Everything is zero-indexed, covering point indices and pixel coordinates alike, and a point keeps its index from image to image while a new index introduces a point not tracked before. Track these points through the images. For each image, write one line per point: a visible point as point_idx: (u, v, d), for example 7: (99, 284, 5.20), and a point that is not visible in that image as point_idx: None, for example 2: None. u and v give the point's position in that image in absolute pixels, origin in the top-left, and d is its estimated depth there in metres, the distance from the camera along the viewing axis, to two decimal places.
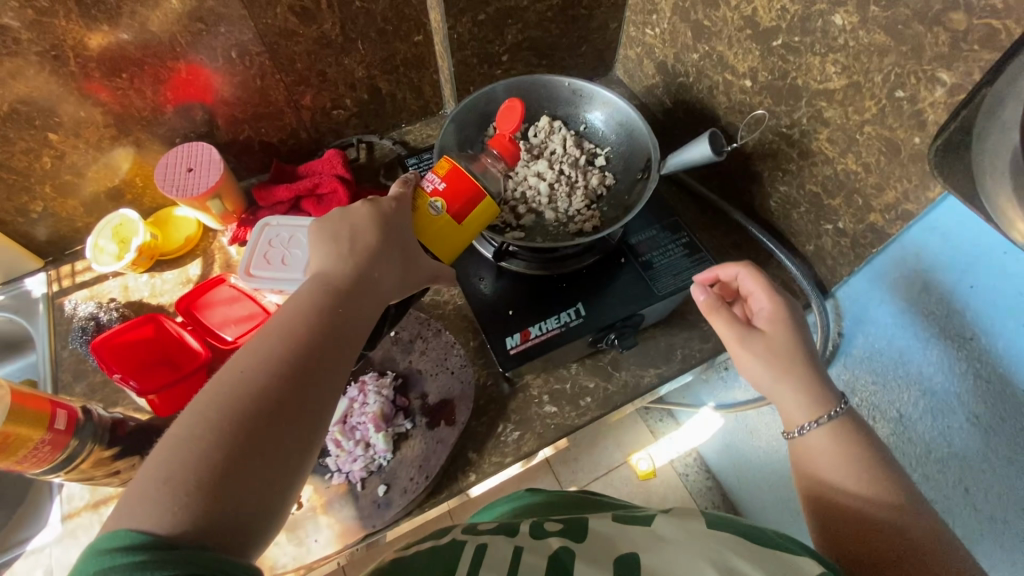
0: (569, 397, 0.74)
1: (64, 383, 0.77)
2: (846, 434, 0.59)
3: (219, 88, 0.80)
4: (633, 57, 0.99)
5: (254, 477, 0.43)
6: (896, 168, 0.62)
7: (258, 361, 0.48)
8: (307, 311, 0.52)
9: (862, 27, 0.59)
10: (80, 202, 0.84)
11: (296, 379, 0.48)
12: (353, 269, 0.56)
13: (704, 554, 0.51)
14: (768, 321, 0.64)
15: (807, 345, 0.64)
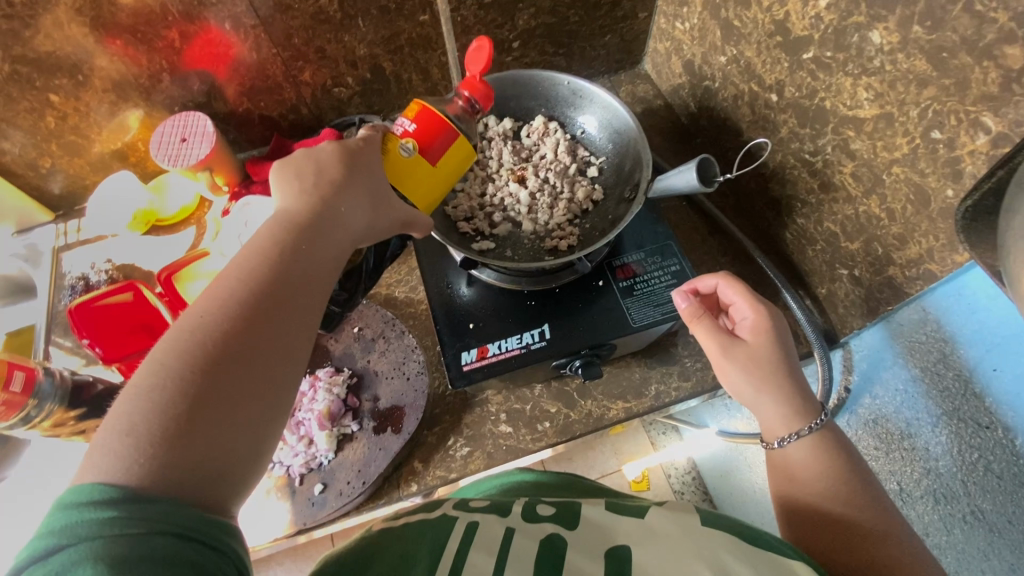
0: (527, 419, 0.70)
1: (55, 336, 0.81)
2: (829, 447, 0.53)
3: (217, 59, 0.79)
4: (662, 51, 0.89)
5: (226, 430, 0.38)
6: (920, 219, 0.53)
7: (223, 300, 0.42)
8: (268, 247, 0.46)
9: (903, 48, 0.49)
10: (86, 161, 0.86)
11: (267, 322, 0.43)
12: (317, 203, 0.50)
13: (699, 553, 0.44)
14: (754, 331, 0.56)
15: (791, 355, 0.56)
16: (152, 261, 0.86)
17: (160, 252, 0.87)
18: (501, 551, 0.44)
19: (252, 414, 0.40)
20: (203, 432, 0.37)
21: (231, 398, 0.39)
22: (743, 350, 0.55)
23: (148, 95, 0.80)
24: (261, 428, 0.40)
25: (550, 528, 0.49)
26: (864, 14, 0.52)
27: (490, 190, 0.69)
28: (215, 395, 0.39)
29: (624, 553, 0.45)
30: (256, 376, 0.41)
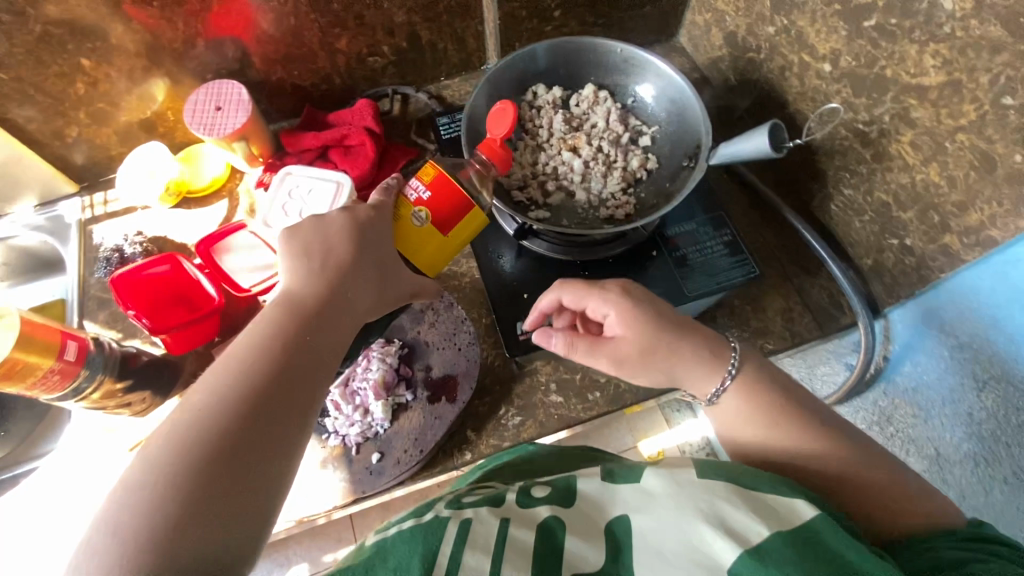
0: (577, 388, 0.70)
1: (89, 309, 0.79)
2: (766, 398, 0.53)
3: (252, 24, 0.76)
4: (701, 23, 0.89)
5: (222, 517, 0.39)
6: (985, 186, 0.54)
7: (231, 384, 0.44)
8: (262, 338, 0.47)
9: (979, 12, 0.49)
10: (113, 131, 0.83)
11: (269, 403, 0.44)
12: (324, 286, 0.52)
13: (696, 507, 0.44)
14: (622, 323, 0.55)
15: (667, 316, 0.55)
16: (186, 234, 0.84)
17: (193, 225, 0.85)
18: (496, 546, 0.43)
19: (246, 497, 0.41)
20: (201, 521, 0.39)
21: (228, 481, 0.40)
22: (622, 353, 0.54)
23: (180, 61, 0.78)
24: (257, 507, 0.42)
25: (548, 510, 0.49)
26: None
27: (542, 159, 0.69)
28: (217, 478, 0.40)
29: (624, 524, 0.46)
30: (252, 459, 0.42)
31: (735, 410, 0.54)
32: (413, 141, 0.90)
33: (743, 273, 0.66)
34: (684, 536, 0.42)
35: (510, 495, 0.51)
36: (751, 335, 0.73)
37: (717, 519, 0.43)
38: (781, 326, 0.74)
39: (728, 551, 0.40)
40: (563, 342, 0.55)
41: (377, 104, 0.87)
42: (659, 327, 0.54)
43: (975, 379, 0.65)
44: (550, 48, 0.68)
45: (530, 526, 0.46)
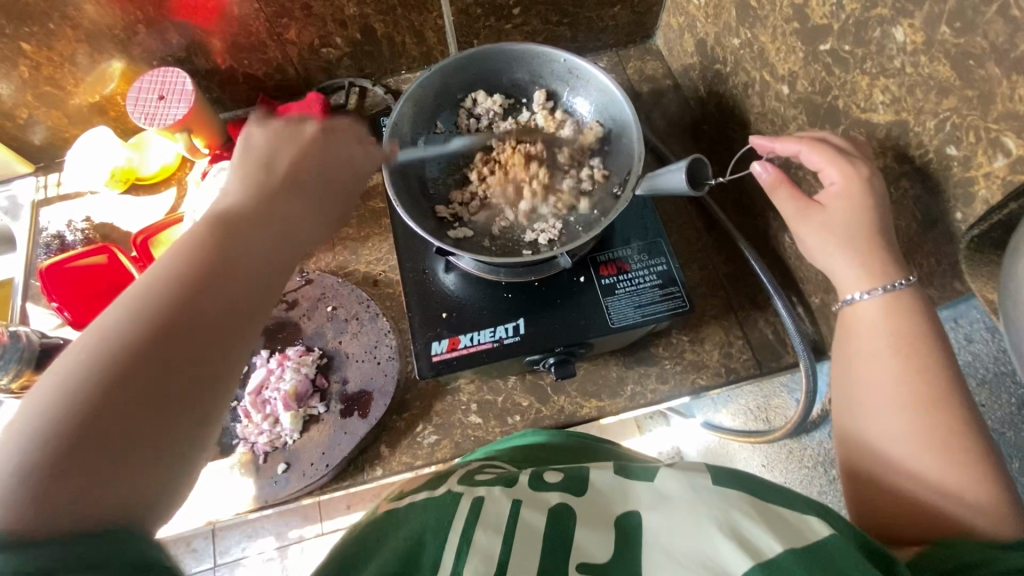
0: (498, 411, 0.69)
1: (34, 292, 0.80)
2: (909, 314, 0.47)
3: (68, 56, 0.75)
4: (675, 27, 0.83)
5: (197, 400, 0.34)
6: (875, 255, 0.48)
7: (249, 192, 0.43)
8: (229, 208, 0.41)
9: (891, 78, 0.47)
10: (34, 146, 0.86)
11: (278, 219, 0.42)
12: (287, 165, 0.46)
13: (711, 515, 0.40)
14: (236, 181, 0.44)
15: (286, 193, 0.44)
16: (131, 223, 0.83)
17: (140, 212, 0.84)
18: (509, 529, 0.41)
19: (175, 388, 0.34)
20: (131, 402, 0.32)
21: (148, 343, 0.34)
22: (229, 208, 0.41)
23: (60, 73, 0.77)
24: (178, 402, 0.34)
25: (560, 496, 0.45)
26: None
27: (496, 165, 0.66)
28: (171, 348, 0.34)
29: (634, 520, 0.42)
30: (172, 396, 0.33)
31: (942, 445, 0.42)
32: None
33: (670, 307, 0.63)
34: (695, 547, 0.38)
35: (524, 478, 0.49)
36: (684, 369, 0.69)
37: (733, 531, 0.38)
38: (717, 361, 0.69)
39: (738, 562, 0.36)
40: (774, 176, 0.52)
41: (328, 97, 0.84)
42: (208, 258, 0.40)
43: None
44: (425, 86, 0.65)
45: (542, 510, 0.44)
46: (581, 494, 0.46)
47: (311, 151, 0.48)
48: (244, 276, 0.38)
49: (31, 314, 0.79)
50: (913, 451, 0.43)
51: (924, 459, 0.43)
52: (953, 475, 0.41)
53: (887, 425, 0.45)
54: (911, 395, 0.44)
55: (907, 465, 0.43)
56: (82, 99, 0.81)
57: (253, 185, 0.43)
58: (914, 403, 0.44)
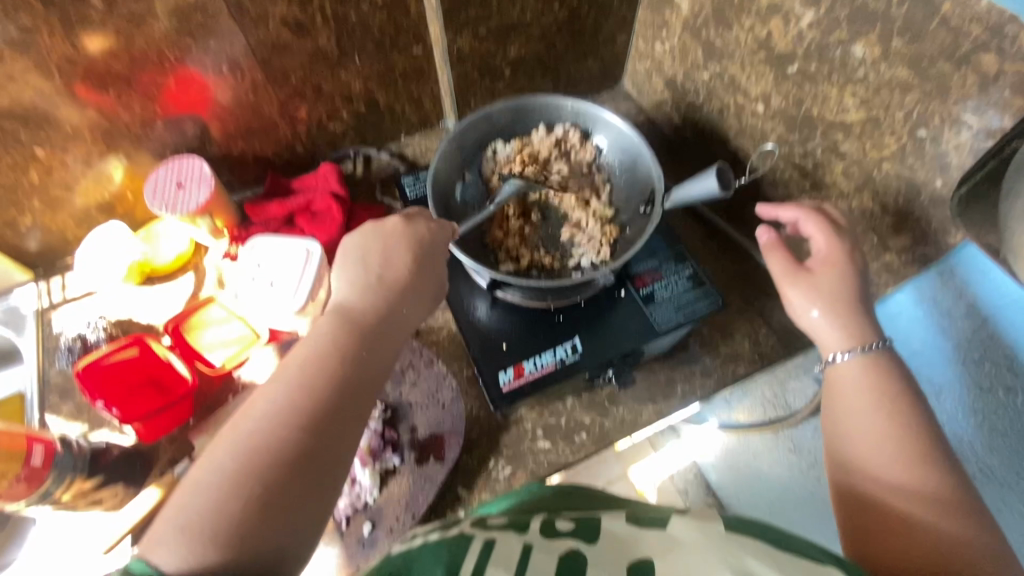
0: (564, 432, 0.71)
1: (52, 402, 0.76)
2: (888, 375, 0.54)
3: (82, 157, 0.76)
4: (641, 70, 0.94)
5: (319, 485, 0.45)
6: None
7: (385, 269, 0.57)
8: (331, 350, 0.51)
9: (858, 84, 0.58)
10: (32, 253, 0.83)
11: (381, 328, 0.54)
12: (375, 305, 0.55)
13: (725, 560, 0.40)
14: (351, 287, 0.56)
15: (383, 318, 0.55)
16: (151, 314, 0.82)
17: (159, 304, 0.83)
18: (519, 568, 0.41)
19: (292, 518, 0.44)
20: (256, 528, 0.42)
21: (316, 450, 0.46)
22: (346, 310, 0.54)
23: (70, 175, 0.77)
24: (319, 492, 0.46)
25: (569, 544, 0.45)
26: (805, 11, 0.60)
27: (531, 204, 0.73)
28: (294, 471, 0.45)
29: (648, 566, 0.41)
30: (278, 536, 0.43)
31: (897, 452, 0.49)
32: (377, 200, 0.91)
33: (706, 304, 0.70)
34: None
35: (535, 522, 0.49)
36: (723, 361, 0.75)
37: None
38: (749, 350, 0.76)
39: None
40: (774, 239, 0.62)
41: (339, 167, 0.89)
42: (349, 338, 0.52)
43: (984, 398, 0.63)
44: (453, 142, 0.71)
45: (552, 555, 0.43)
46: (593, 538, 0.45)
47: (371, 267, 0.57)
48: (334, 434, 0.47)
49: (51, 425, 0.74)
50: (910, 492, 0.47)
51: (926, 511, 0.46)
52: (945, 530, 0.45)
53: (866, 429, 0.51)
54: (902, 447, 0.49)
55: (882, 472, 0.49)
56: (89, 199, 0.81)
57: (361, 294, 0.55)
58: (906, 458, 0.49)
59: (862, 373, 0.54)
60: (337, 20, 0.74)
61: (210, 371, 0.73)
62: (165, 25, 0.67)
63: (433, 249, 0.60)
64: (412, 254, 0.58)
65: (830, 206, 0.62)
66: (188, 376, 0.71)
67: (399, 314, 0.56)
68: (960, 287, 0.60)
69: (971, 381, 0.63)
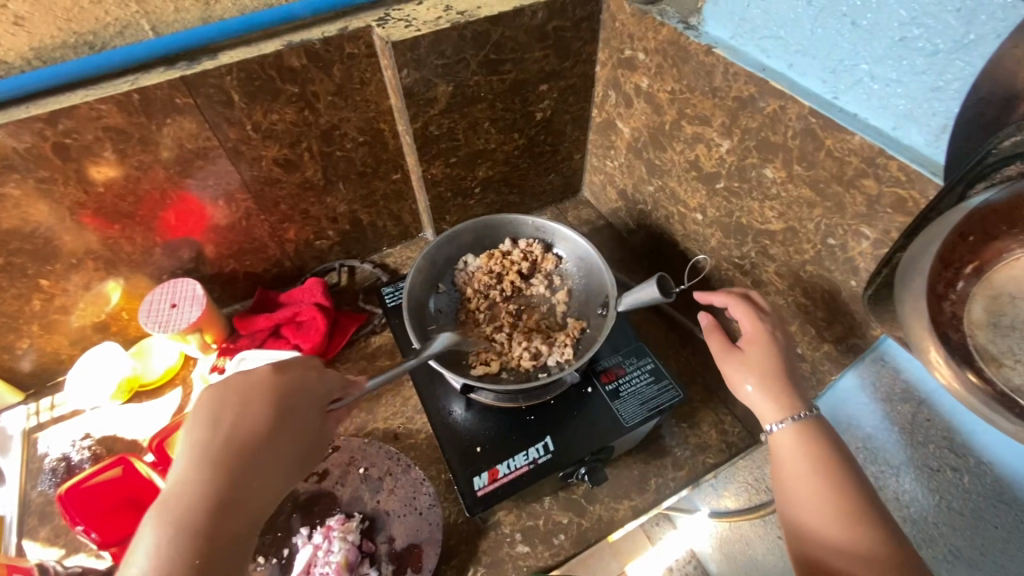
0: (542, 534, 0.72)
1: (29, 527, 0.76)
2: (815, 438, 0.60)
3: (82, 283, 0.82)
4: (597, 182, 1.05)
5: None
6: None
7: (237, 420, 0.54)
8: (204, 507, 0.49)
9: (773, 200, 0.67)
10: (25, 374, 0.86)
11: (241, 487, 0.51)
12: (240, 450, 0.53)
13: None
14: (196, 451, 0.52)
15: (251, 462, 0.53)
16: (136, 431, 0.84)
17: (145, 419, 0.85)
18: None
19: None
20: None
21: None
22: (190, 486, 0.50)
23: (70, 301, 0.83)
24: None
25: None
26: (721, 141, 0.70)
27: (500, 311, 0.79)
28: None
29: None
30: None
31: (834, 514, 0.55)
32: (360, 307, 0.97)
33: (668, 398, 0.74)
34: None
35: None
36: (693, 452, 0.78)
37: None
38: (717, 439, 0.79)
39: None
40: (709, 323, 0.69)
41: (324, 280, 0.96)
42: (220, 491, 0.50)
43: (935, 478, 0.66)
44: (427, 257, 0.79)
45: None
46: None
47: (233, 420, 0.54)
48: None
49: (26, 552, 0.73)
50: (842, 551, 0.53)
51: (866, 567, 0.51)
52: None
53: (808, 496, 0.57)
54: (831, 506, 0.55)
55: (826, 534, 0.54)
56: (86, 321, 0.86)
57: (203, 463, 0.51)
58: (837, 515, 0.55)
59: (793, 445, 0.59)
60: (323, 156, 0.84)
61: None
62: (169, 170, 0.76)
63: (299, 393, 0.59)
64: (272, 399, 0.56)
65: (756, 295, 0.70)
66: None
67: (259, 469, 0.53)
68: (892, 370, 0.66)
69: (920, 462, 0.67)
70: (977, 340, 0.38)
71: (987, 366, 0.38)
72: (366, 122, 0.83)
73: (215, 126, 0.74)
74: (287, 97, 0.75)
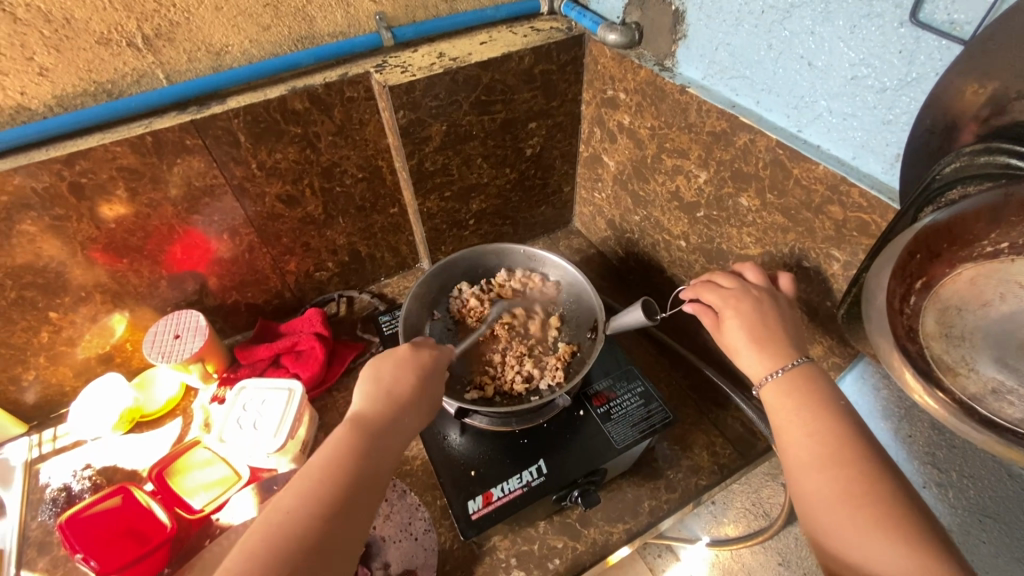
0: (537, 558, 0.72)
1: (26, 559, 0.76)
2: (805, 385, 0.58)
3: (89, 315, 0.85)
4: (587, 213, 1.09)
5: None
6: None
7: (395, 381, 0.62)
8: (358, 449, 0.56)
9: (750, 226, 0.71)
10: (28, 405, 0.88)
11: (381, 435, 0.58)
12: (388, 409, 0.60)
13: None
14: (364, 397, 0.61)
15: (395, 421, 0.59)
16: (136, 461, 0.85)
17: (145, 449, 0.87)
18: None
19: None
20: None
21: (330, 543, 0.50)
22: (360, 418, 0.59)
23: (77, 332, 0.85)
24: None
25: None
26: (699, 171, 0.75)
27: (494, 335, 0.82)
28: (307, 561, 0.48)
29: None
30: None
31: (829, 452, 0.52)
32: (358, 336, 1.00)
33: (658, 419, 0.75)
34: None
35: None
36: (686, 474, 0.79)
37: None
38: (709, 460, 0.80)
39: None
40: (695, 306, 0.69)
41: (323, 310, 0.98)
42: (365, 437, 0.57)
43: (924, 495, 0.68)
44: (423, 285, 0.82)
45: None
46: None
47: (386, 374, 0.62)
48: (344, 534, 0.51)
49: None
50: (833, 496, 0.50)
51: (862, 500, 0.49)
52: (874, 536, 0.47)
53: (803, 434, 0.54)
54: (827, 444, 0.53)
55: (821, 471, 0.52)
56: (90, 353, 0.88)
57: (373, 404, 0.60)
58: (820, 463, 0.52)
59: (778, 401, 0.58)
60: (324, 193, 0.89)
61: (189, 516, 0.76)
62: (178, 206, 0.80)
63: (437, 365, 0.66)
64: (419, 372, 0.64)
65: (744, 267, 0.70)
66: (166, 521, 0.73)
67: (399, 418, 0.60)
68: (873, 388, 0.67)
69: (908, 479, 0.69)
70: (933, 350, 0.40)
71: (945, 378, 0.39)
72: (365, 160, 0.88)
73: (222, 165, 0.78)
74: (290, 138, 0.80)
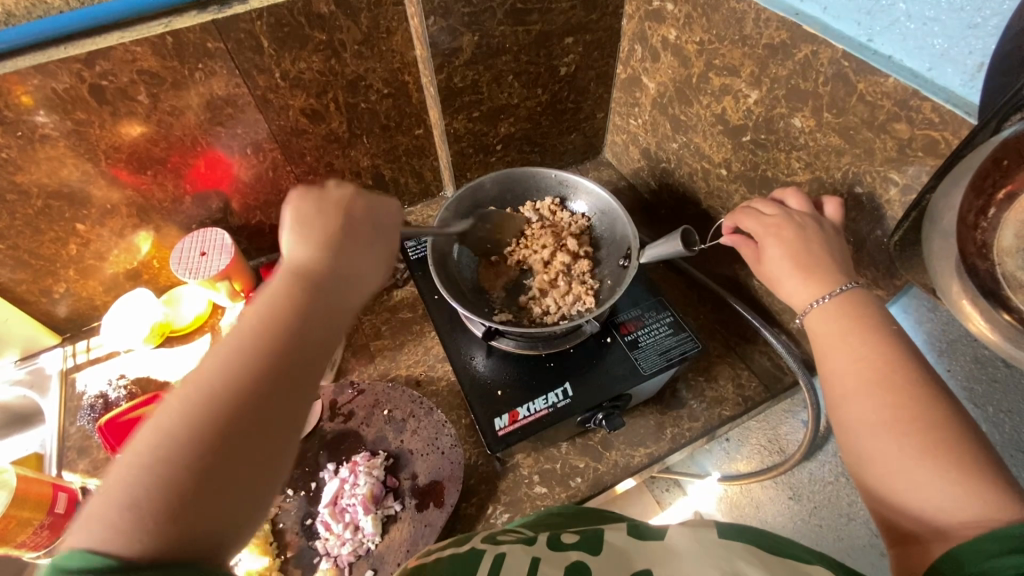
0: (559, 477, 0.74)
1: (68, 460, 0.79)
2: (850, 312, 0.56)
3: (116, 229, 0.84)
4: (620, 142, 1.05)
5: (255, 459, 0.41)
6: None
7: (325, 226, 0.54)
8: (279, 306, 0.47)
9: (801, 150, 0.67)
10: (61, 318, 0.90)
11: (315, 287, 0.49)
12: (330, 261, 0.52)
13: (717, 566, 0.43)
14: (301, 244, 0.52)
15: (322, 279, 0.50)
16: (168, 373, 0.88)
17: (176, 363, 0.89)
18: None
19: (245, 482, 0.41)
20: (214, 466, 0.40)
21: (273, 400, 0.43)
22: (297, 265, 0.51)
23: (105, 246, 0.85)
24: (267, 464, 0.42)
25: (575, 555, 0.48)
26: (750, 90, 0.70)
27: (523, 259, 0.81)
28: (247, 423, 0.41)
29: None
30: (242, 468, 0.41)
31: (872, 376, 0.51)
32: None
33: (686, 348, 0.75)
34: None
35: (542, 537, 0.52)
36: (709, 404, 0.79)
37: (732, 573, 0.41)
38: (733, 392, 0.80)
39: None
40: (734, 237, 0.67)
41: None
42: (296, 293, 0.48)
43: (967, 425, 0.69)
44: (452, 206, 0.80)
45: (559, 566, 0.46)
46: (596, 550, 0.48)
47: (331, 223, 0.55)
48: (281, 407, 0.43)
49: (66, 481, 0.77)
50: (872, 422, 0.50)
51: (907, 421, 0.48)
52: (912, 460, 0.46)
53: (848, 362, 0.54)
54: (870, 368, 0.52)
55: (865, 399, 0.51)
56: (118, 268, 0.89)
57: (320, 247, 0.52)
58: (863, 388, 0.52)
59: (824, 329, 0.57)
60: (349, 108, 0.85)
61: None
62: (201, 116, 0.77)
63: (367, 224, 0.57)
64: (344, 222, 0.55)
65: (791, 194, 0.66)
66: None
67: (346, 260, 0.53)
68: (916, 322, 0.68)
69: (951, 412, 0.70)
70: (1006, 267, 0.38)
71: (1014, 295, 0.37)
72: (391, 74, 0.84)
73: (245, 73, 0.75)
74: (315, 46, 0.76)
